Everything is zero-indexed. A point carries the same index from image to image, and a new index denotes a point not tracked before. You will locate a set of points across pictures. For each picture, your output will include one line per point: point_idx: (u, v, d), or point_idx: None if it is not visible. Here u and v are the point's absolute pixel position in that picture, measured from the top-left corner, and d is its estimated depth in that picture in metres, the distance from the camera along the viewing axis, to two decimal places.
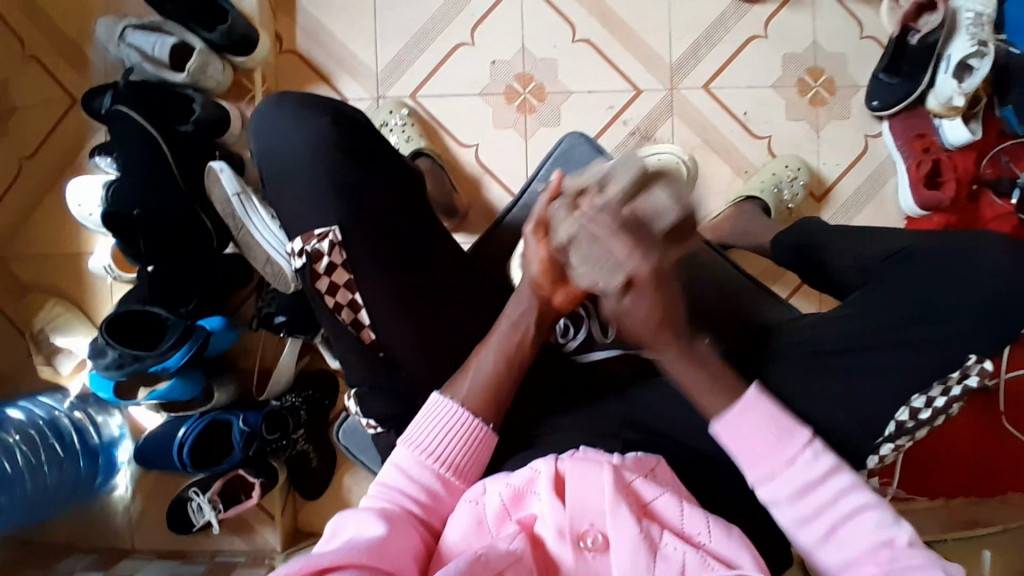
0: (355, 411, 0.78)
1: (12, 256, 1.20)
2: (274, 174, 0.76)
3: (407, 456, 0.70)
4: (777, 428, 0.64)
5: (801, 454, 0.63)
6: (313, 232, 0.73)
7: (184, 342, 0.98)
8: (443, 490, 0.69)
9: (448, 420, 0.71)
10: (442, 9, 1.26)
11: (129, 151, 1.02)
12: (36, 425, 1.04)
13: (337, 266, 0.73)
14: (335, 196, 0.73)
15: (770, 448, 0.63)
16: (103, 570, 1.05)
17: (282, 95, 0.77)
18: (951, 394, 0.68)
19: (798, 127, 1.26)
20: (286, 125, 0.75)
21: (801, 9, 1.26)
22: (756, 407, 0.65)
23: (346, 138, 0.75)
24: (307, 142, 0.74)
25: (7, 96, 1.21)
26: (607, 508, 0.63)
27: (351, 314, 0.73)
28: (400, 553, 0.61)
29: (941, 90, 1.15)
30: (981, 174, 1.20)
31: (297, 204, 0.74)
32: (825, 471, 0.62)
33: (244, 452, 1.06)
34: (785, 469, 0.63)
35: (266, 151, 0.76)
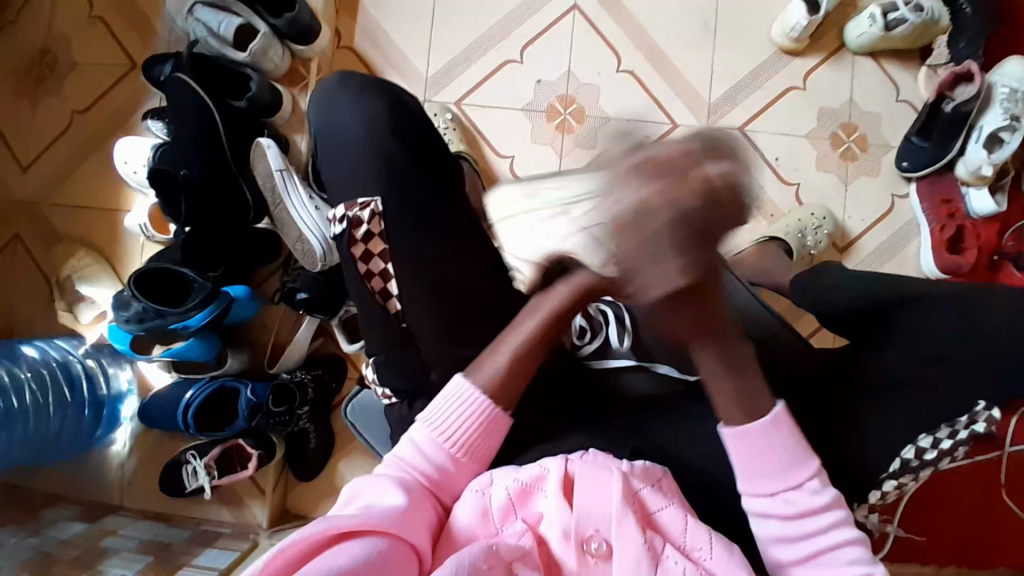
0: (371, 379, 0.80)
1: (49, 204, 1.23)
2: (327, 146, 0.79)
3: (423, 433, 0.71)
4: (790, 455, 0.69)
5: (807, 483, 0.69)
6: (356, 201, 0.77)
7: (207, 304, 1.01)
8: (455, 469, 0.70)
9: (465, 403, 0.71)
10: (496, 25, 1.32)
11: (183, 116, 1.05)
12: (49, 366, 1.06)
13: (374, 235, 0.75)
14: (381, 175, 0.76)
15: (773, 473, 0.69)
16: (89, 524, 1.05)
17: (347, 75, 0.82)
18: (957, 438, 0.75)
19: (826, 178, 1.29)
20: (347, 101, 0.79)
21: (840, 66, 1.30)
22: (775, 428, 0.69)
23: (403, 118, 0.79)
24: (363, 116, 0.78)
25: (71, 52, 1.26)
26: (614, 515, 0.63)
27: (381, 283, 0.76)
28: (417, 525, 0.62)
29: (971, 159, 1.18)
30: (1003, 246, 1.22)
31: (344, 177, 0.78)
32: (822, 506, 0.68)
33: (248, 422, 1.09)
34: (788, 491, 0.69)
35: (325, 117, 0.80)
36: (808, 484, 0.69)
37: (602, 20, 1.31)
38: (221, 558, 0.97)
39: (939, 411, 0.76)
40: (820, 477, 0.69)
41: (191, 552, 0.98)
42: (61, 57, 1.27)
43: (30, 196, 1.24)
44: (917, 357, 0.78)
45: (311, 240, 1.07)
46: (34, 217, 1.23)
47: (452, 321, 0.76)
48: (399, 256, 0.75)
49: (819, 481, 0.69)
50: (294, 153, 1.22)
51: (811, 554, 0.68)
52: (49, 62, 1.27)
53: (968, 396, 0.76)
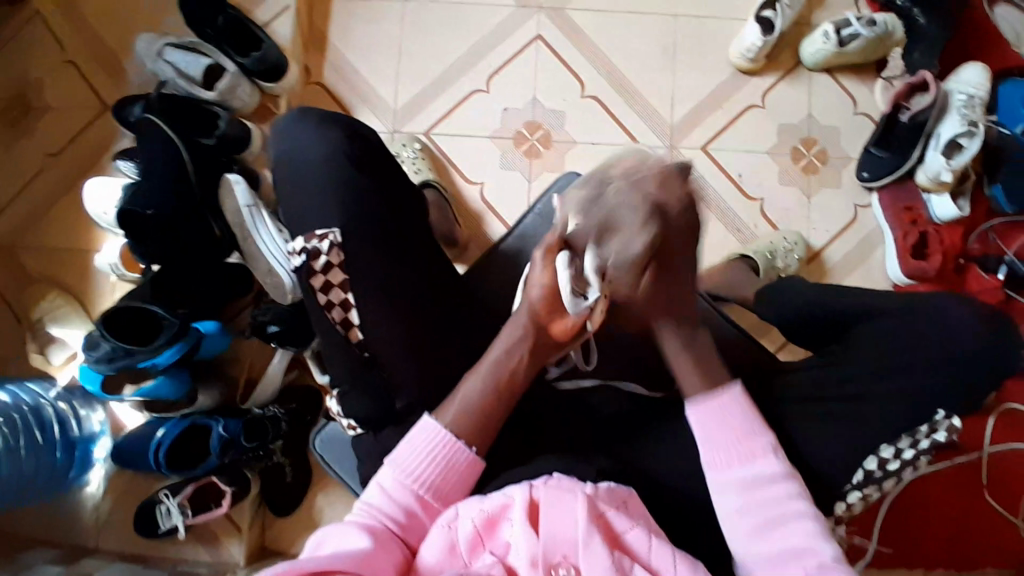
0: (336, 410, 0.80)
1: (19, 247, 1.24)
2: (286, 175, 0.80)
3: (389, 478, 0.70)
4: (744, 429, 0.72)
5: (763, 455, 0.70)
6: (314, 232, 0.76)
7: (176, 341, 1.01)
8: (421, 511, 0.70)
9: (434, 446, 0.72)
10: (462, 57, 1.35)
11: (152, 154, 1.06)
12: (21, 411, 1.03)
13: (334, 265, 0.76)
14: (337, 208, 0.77)
15: (733, 442, 0.71)
16: (63, 568, 1.03)
17: (306, 108, 0.83)
18: (919, 448, 0.76)
19: (790, 191, 1.32)
20: (300, 142, 0.80)
21: (798, 83, 1.34)
22: (731, 404, 0.73)
23: (361, 151, 0.81)
24: (324, 148, 0.79)
25: (43, 97, 1.29)
26: (581, 539, 0.63)
27: (342, 313, 0.76)
28: (380, 567, 0.62)
29: (930, 165, 1.20)
30: (969, 250, 1.24)
31: (301, 209, 0.78)
32: (776, 475, 0.69)
33: (220, 458, 1.06)
34: (744, 462, 0.70)
35: (286, 150, 0.81)
36: (765, 455, 0.70)
37: (565, 48, 1.35)
38: None
39: (903, 418, 0.76)
40: (778, 449, 0.71)
41: None
42: (32, 103, 1.29)
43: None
44: (880, 364, 0.79)
45: (280, 273, 1.09)
46: (5, 259, 1.23)
47: (413, 344, 0.77)
48: (358, 281, 0.76)
49: (774, 455, 0.71)
50: (264, 188, 1.24)
51: (763, 519, 0.67)
52: (21, 105, 1.29)
53: (927, 398, 0.76)
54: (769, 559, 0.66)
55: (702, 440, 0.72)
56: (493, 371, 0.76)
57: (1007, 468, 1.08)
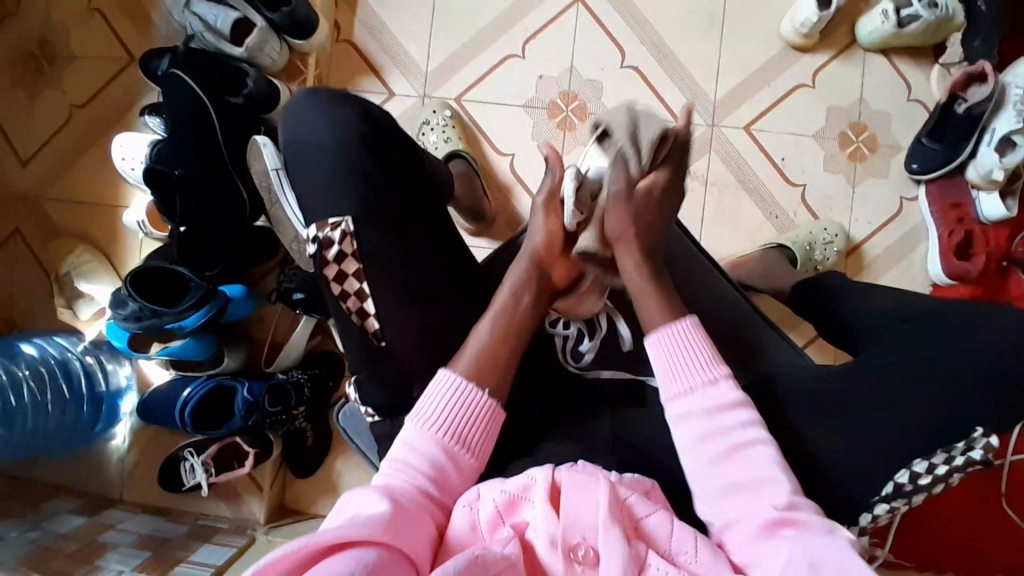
0: (355, 397, 0.80)
1: (47, 199, 1.23)
2: (297, 161, 0.77)
3: (414, 431, 0.69)
4: (703, 355, 0.70)
5: (721, 381, 0.69)
6: (327, 220, 0.74)
7: (203, 304, 1.02)
8: (449, 463, 0.69)
9: (456, 395, 0.70)
10: (498, 19, 1.29)
11: (181, 113, 1.03)
12: (47, 363, 1.05)
13: (347, 254, 0.74)
14: (358, 194, 0.74)
15: (690, 367, 0.69)
16: (90, 517, 1.07)
17: (317, 88, 0.79)
18: (954, 466, 0.66)
19: (833, 179, 1.27)
20: (312, 116, 0.77)
21: (851, 63, 1.27)
22: (689, 334, 0.71)
23: (373, 134, 0.77)
24: (333, 133, 0.76)
25: (68, 45, 1.25)
26: (600, 523, 0.61)
27: (356, 303, 0.74)
28: (408, 531, 0.59)
29: (982, 162, 1.14)
30: (1013, 251, 1.19)
31: (320, 194, 0.75)
32: (734, 403, 0.68)
33: (245, 420, 1.09)
34: (702, 391, 0.68)
35: (297, 138, 0.78)
36: (722, 380, 0.69)
37: (607, 15, 1.28)
38: (216, 554, 0.99)
39: None
40: (734, 379, 0.70)
41: (187, 548, 1.00)
42: (57, 51, 1.26)
43: (28, 192, 1.24)
44: None
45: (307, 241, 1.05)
46: (33, 211, 1.23)
47: (437, 330, 0.75)
48: (383, 263, 0.74)
49: (728, 381, 0.69)
50: None
51: (722, 448, 0.66)
52: (48, 54, 1.26)
53: (973, 408, 0.67)
54: (723, 488, 0.65)
55: (661, 369, 0.70)
56: (504, 301, 0.75)
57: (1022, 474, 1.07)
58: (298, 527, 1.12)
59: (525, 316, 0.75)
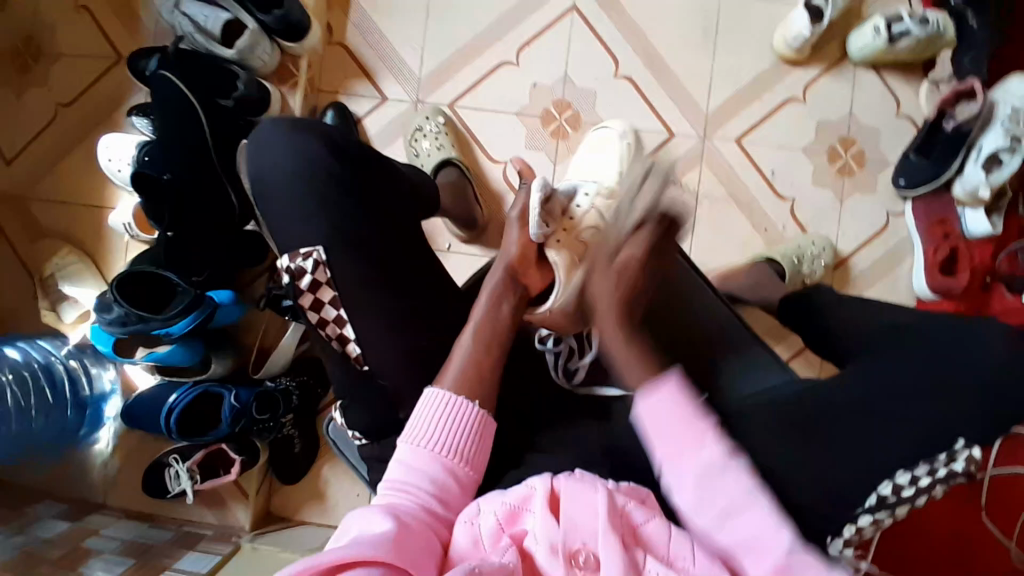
0: (341, 422, 0.79)
1: (32, 199, 1.21)
2: (274, 189, 0.76)
3: (408, 449, 0.69)
4: (683, 418, 0.63)
5: (709, 443, 0.62)
6: (299, 250, 0.74)
7: (191, 311, 1.01)
8: (448, 478, 0.68)
9: (448, 409, 0.70)
10: (493, 26, 1.29)
11: (171, 115, 1.02)
12: (31, 368, 1.02)
13: (322, 283, 0.73)
14: (341, 213, 0.74)
15: (676, 435, 0.63)
16: (73, 522, 1.06)
17: (279, 117, 0.80)
18: (937, 476, 0.68)
19: (821, 193, 1.28)
20: (277, 139, 0.77)
21: (842, 78, 1.28)
22: (672, 395, 0.64)
23: (342, 163, 0.76)
24: (309, 162, 0.76)
25: (54, 41, 1.23)
26: (600, 529, 0.60)
27: (336, 329, 0.74)
28: (413, 548, 0.59)
29: (969, 179, 1.15)
30: (996, 267, 1.20)
31: (305, 209, 0.74)
32: (725, 464, 0.62)
33: (232, 428, 1.06)
34: (692, 452, 0.62)
35: (278, 160, 0.76)
36: (712, 442, 0.62)
37: (602, 24, 1.28)
38: (202, 562, 0.98)
39: None
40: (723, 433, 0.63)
41: (172, 555, 0.99)
42: (43, 47, 1.23)
43: (11, 191, 1.22)
44: None
45: None
46: (16, 210, 1.21)
47: (428, 342, 0.75)
48: (375, 275, 0.74)
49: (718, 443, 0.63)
50: None
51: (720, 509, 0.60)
52: (34, 51, 1.23)
53: (963, 424, 0.69)
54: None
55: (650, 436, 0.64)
56: (482, 314, 0.78)
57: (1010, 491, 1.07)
58: (286, 535, 1.11)
59: (505, 323, 0.78)
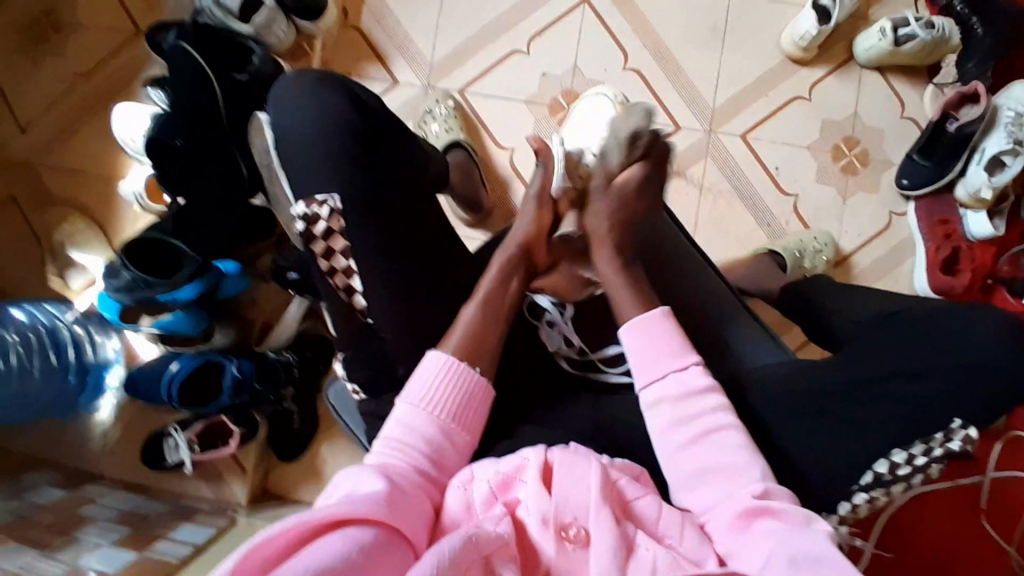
0: (342, 375, 0.81)
1: (45, 168, 1.23)
2: (287, 143, 0.77)
3: (406, 409, 0.69)
4: (670, 342, 0.73)
5: (691, 367, 0.71)
6: (315, 197, 0.74)
7: (197, 276, 1.02)
8: (443, 440, 0.68)
9: (447, 371, 0.71)
10: (506, 15, 1.31)
11: (186, 85, 1.04)
12: (36, 330, 1.03)
13: (335, 232, 0.73)
14: (351, 168, 0.75)
15: (659, 351, 0.72)
16: (68, 490, 1.06)
17: (303, 71, 0.80)
18: (932, 456, 0.67)
19: (825, 191, 1.29)
20: (300, 96, 0.78)
21: (848, 79, 1.30)
22: (658, 320, 0.74)
23: (362, 118, 0.78)
24: (324, 116, 0.76)
25: (73, 14, 1.26)
26: (592, 502, 0.61)
27: (344, 280, 0.74)
28: (408, 509, 0.59)
29: (971, 180, 1.18)
30: (998, 270, 1.21)
31: (308, 170, 0.75)
32: (705, 387, 0.70)
33: (232, 399, 1.07)
34: (674, 371, 0.71)
35: (290, 118, 0.77)
36: (692, 367, 0.71)
37: (612, 17, 1.30)
38: (196, 534, 0.97)
39: None
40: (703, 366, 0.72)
41: (166, 526, 0.99)
42: (63, 19, 1.26)
43: (25, 159, 1.24)
44: None
45: None
46: (29, 179, 1.23)
47: (429, 308, 0.76)
48: (378, 241, 0.74)
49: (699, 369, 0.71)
50: None
51: (697, 471, 0.66)
52: (53, 23, 1.26)
53: (960, 404, 0.68)
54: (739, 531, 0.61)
55: (635, 358, 0.72)
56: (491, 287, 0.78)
57: (1012, 495, 1.06)
58: (280, 511, 1.11)
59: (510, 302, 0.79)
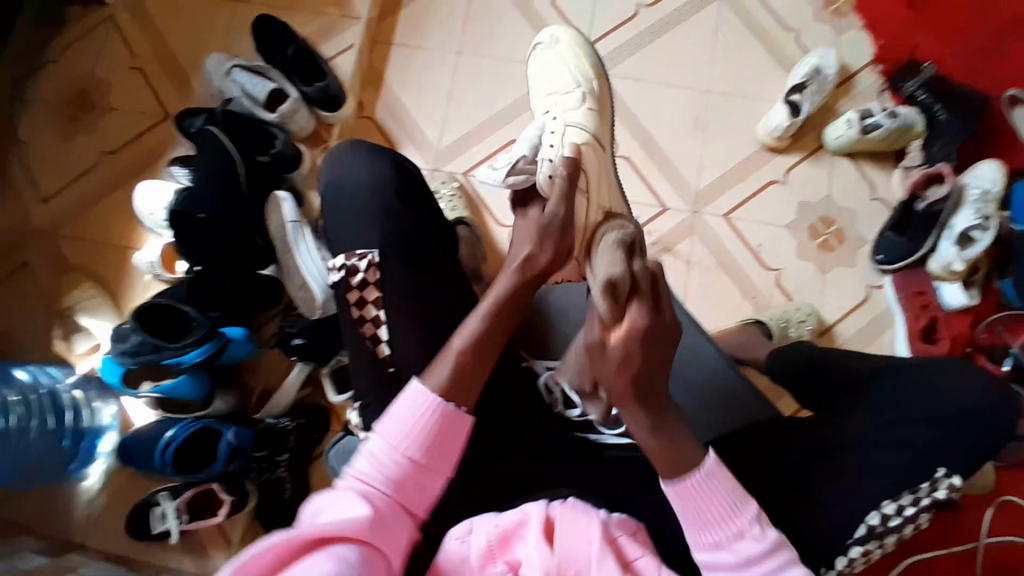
0: (355, 425, 0.85)
1: (61, 236, 1.29)
2: (332, 198, 0.86)
3: (381, 440, 0.66)
4: (728, 502, 0.65)
5: (747, 528, 0.65)
6: (356, 251, 0.81)
7: (205, 341, 1.04)
8: (417, 474, 0.66)
9: (427, 408, 0.67)
10: (507, 109, 1.43)
11: (210, 163, 1.12)
12: (37, 392, 1.05)
13: (370, 283, 0.80)
14: (385, 227, 0.82)
15: (721, 517, 0.65)
16: (49, 560, 1.02)
17: (357, 140, 0.90)
18: (921, 506, 0.70)
19: (805, 266, 1.37)
20: (355, 160, 0.87)
21: (819, 165, 1.41)
22: (711, 478, 0.66)
23: (404, 184, 0.87)
24: (371, 177, 0.85)
25: (105, 97, 1.37)
26: (594, 556, 0.62)
27: (372, 328, 0.78)
28: (381, 536, 0.60)
29: (942, 255, 1.27)
30: (976, 338, 1.29)
31: (346, 228, 0.83)
32: (763, 549, 0.65)
33: (225, 465, 1.08)
34: (729, 542, 0.65)
35: (336, 180, 0.86)
36: (749, 531, 0.65)
37: None
38: None
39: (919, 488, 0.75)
40: (760, 517, 0.66)
41: None
42: (95, 101, 1.37)
43: (43, 227, 1.30)
44: None
45: (313, 287, 1.11)
46: (45, 246, 1.28)
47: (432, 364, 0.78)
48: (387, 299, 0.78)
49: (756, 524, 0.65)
50: (307, 208, 1.30)
51: None
52: (86, 102, 1.37)
53: (943, 455, 0.71)
54: None
55: (693, 527, 0.65)
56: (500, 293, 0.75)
57: (1005, 561, 1.10)
58: None
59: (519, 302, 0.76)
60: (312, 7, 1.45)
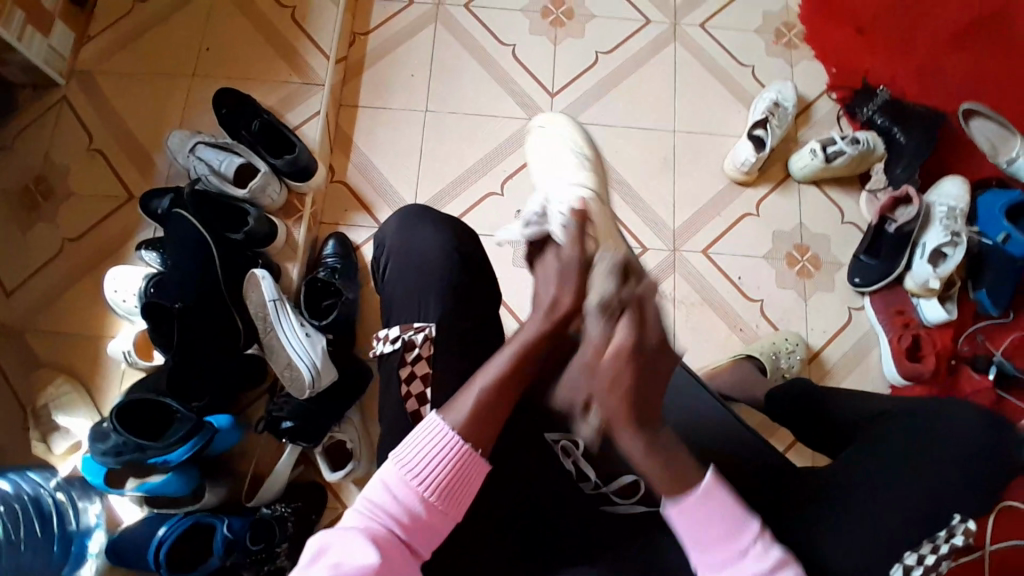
0: None
1: (30, 330, 1.25)
2: (398, 262, 0.88)
3: (392, 475, 0.64)
4: (729, 517, 0.64)
5: (748, 546, 0.64)
6: (412, 324, 0.82)
7: (189, 437, 1.01)
8: (425, 514, 0.64)
9: (441, 444, 0.65)
10: (479, 162, 1.44)
11: (183, 249, 1.11)
12: (21, 500, 0.99)
13: (423, 358, 0.80)
14: (438, 294, 0.84)
15: (716, 537, 0.64)
16: None
17: (425, 207, 0.93)
18: (939, 553, 0.71)
19: (787, 294, 1.39)
20: (424, 223, 0.90)
21: (788, 194, 1.45)
22: (710, 496, 0.64)
23: (465, 248, 0.89)
24: (443, 246, 0.88)
25: (66, 183, 1.34)
26: None
27: (415, 405, 0.77)
28: None
29: (917, 273, 1.30)
30: (959, 350, 1.32)
31: (400, 301, 0.85)
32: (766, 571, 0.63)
33: (222, 561, 1.02)
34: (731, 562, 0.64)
35: (403, 242, 0.89)
36: (752, 548, 0.64)
37: None
38: None
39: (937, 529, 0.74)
40: (764, 536, 0.65)
41: None
42: (57, 187, 1.34)
43: (10, 323, 1.25)
44: None
45: (299, 366, 1.09)
46: (13, 343, 1.24)
47: None
48: None
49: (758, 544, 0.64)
50: (286, 281, 1.28)
51: None
52: (44, 189, 1.34)
53: (956, 498, 0.72)
54: None
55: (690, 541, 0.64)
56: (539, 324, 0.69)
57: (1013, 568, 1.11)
58: None
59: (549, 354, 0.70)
60: (272, 75, 1.44)
